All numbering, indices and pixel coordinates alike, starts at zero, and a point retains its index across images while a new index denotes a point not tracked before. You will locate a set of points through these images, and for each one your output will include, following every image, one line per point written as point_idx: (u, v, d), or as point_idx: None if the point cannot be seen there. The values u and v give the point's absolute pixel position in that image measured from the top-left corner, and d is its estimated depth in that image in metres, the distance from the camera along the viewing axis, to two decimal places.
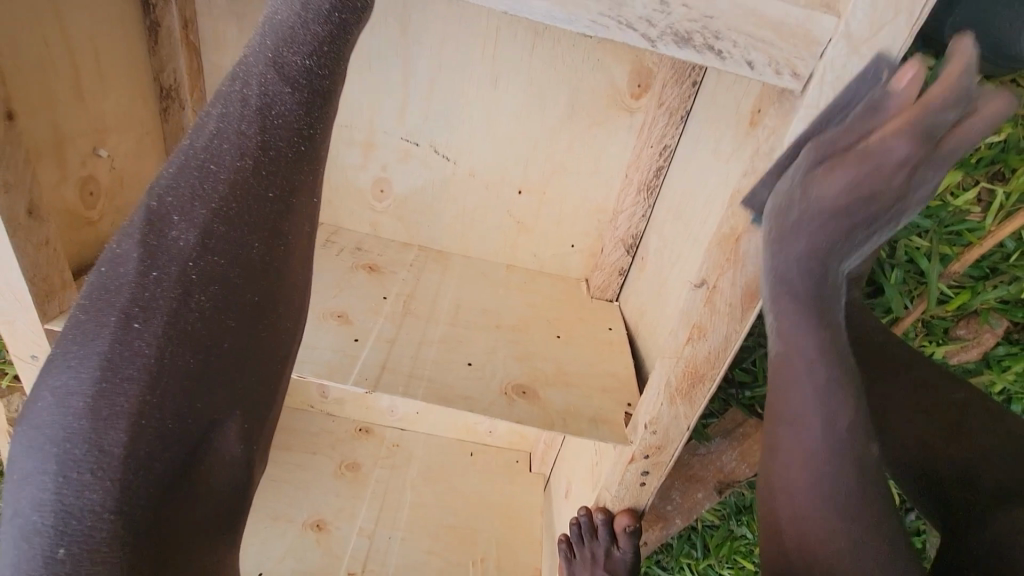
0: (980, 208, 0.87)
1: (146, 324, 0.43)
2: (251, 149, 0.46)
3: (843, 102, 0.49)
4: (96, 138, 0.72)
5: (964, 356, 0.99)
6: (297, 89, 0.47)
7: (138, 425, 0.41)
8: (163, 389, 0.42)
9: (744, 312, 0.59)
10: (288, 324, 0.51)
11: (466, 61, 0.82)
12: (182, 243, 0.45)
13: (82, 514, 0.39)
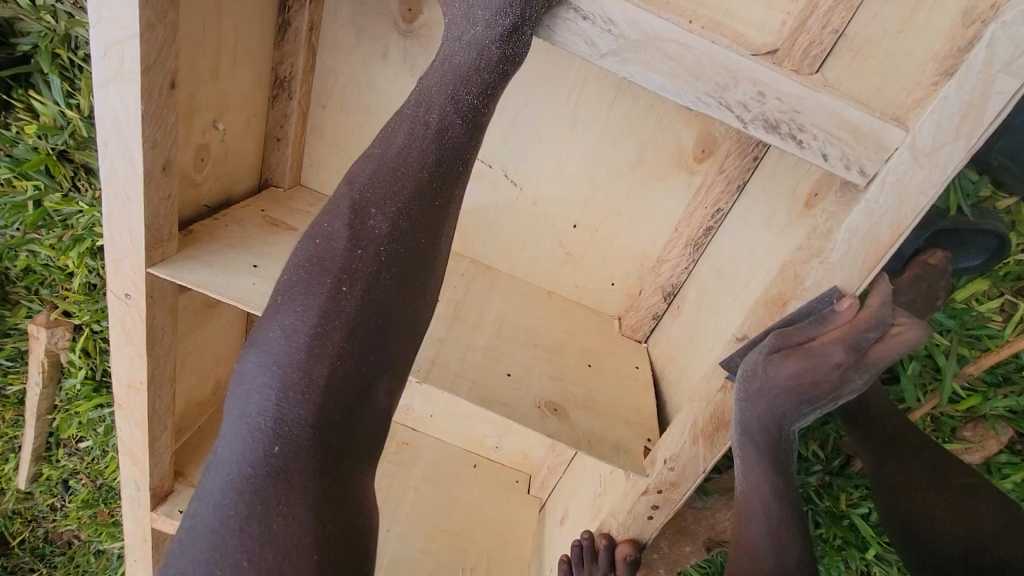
0: (1001, 317, 0.93)
1: (352, 287, 0.52)
2: (429, 164, 0.55)
3: (898, 200, 0.56)
4: (218, 112, 0.80)
5: (967, 458, 1.03)
6: (466, 121, 0.56)
7: (337, 364, 0.50)
8: (357, 339, 0.51)
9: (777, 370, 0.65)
10: (435, 306, 0.59)
11: (551, 102, 0.90)
12: (381, 227, 0.54)
13: (291, 426, 0.48)
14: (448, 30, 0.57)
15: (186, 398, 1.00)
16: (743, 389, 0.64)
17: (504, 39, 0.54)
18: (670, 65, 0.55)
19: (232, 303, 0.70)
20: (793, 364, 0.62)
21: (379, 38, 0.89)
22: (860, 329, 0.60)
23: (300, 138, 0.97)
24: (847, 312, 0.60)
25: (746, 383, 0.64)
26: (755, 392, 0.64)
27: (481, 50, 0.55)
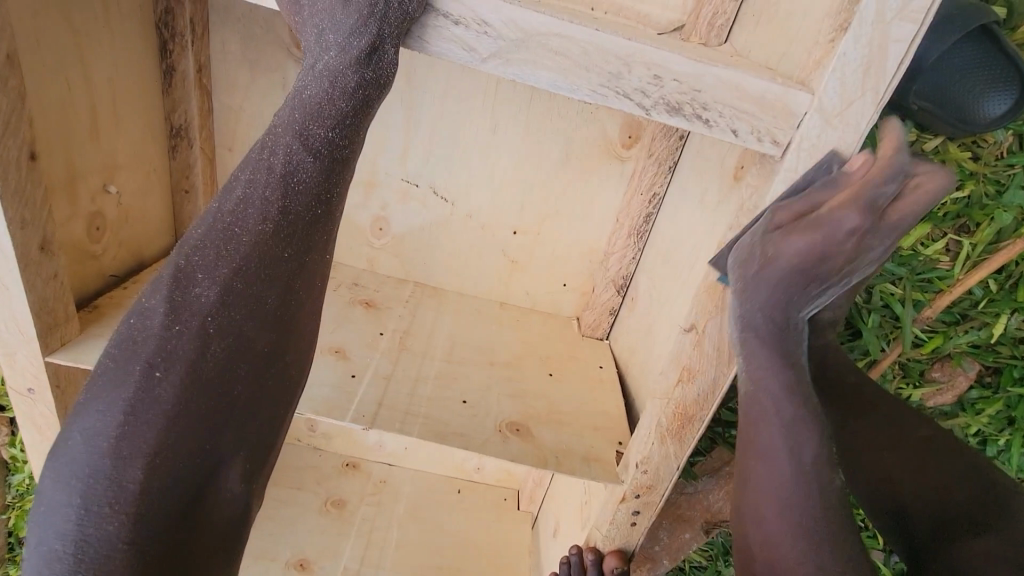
0: (948, 257, 0.93)
1: (168, 370, 0.47)
2: (273, 215, 0.51)
3: (816, 161, 0.54)
4: (107, 174, 0.74)
5: (940, 399, 1.03)
6: (318, 158, 0.51)
7: (151, 464, 0.45)
8: (177, 432, 0.46)
9: (731, 355, 0.62)
10: (296, 372, 0.55)
11: (467, 110, 0.87)
12: (204, 298, 0.49)
13: (97, 546, 0.43)
14: (303, 71, 0.54)
15: None
16: (742, 278, 0.56)
17: (358, 66, 0.51)
18: (559, 58, 0.51)
19: None
20: (797, 236, 0.52)
21: (276, 69, 0.84)
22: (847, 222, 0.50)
23: (211, 187, 0.91)
24: (861, 168, 0.51)
25: (748, 266, 0.55)
26: (764, 262, 0.54)
27: (333, 79, 0.51)
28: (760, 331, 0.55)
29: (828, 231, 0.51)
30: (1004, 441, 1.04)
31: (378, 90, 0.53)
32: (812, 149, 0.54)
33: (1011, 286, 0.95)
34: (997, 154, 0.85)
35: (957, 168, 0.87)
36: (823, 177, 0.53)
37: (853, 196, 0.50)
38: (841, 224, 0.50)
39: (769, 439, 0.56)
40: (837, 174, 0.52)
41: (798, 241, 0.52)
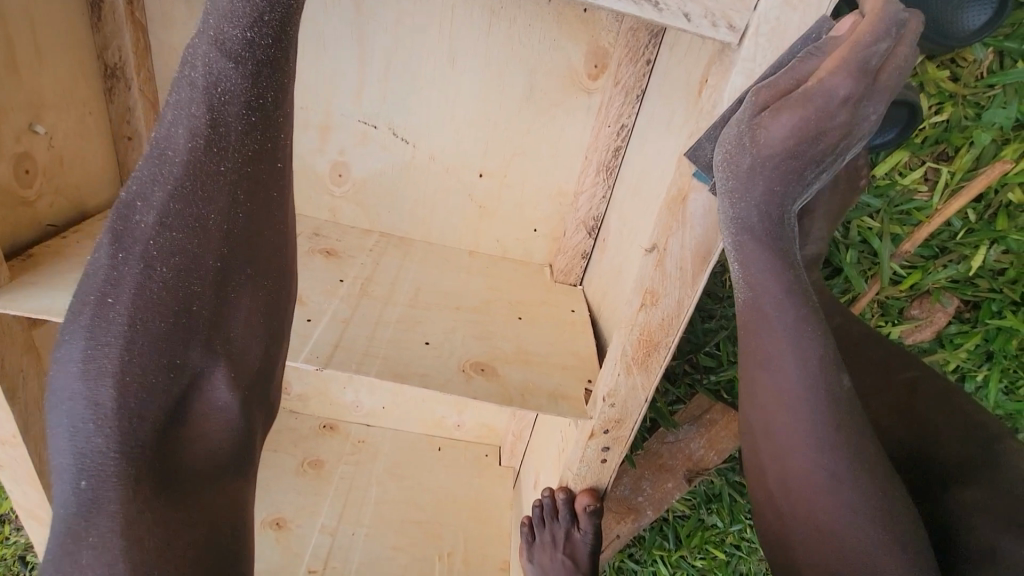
0: (927, 187, 0.90)
1: (118, 296, 0.48)
2: (202, 131, 0.48)
3: (778, 53, 0.52)
4: (33, 112, 0.69)
5: (919, 336, 1.02)
6: (240, 63, 0.47)
7: (138, 411, 0.48)
8: (152, 370, 0.48)
9: (695, 276, 0.59)
10: (265, 286, 0.55)
11: (423, 39, 0.81)
12: (144, 224, 0.49)
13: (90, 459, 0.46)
14: None
15: None
16: (730, 176, 0.52)
17: None
18: None
19: None
20: (775, 122, 0.49)
21: None
22: (836, 78, 0.48)
23: None
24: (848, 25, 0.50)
25: (732, 167, 0.52)
26: (746, 157, 0.51)
27: None
28: (758, 231, 0.53)
29: (818, 104, 0.48)
30: (982, 377, 1.05)
31: None
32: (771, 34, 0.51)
33: (990, 216, 0.93)
34: (977, 73, 0.81)
35: (935, 89, 0.83)
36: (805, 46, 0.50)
37: (844, 59, 0.47)
38: (806, 139, 0.50)
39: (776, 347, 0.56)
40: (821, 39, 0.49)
41: (782, 123, 0.49)
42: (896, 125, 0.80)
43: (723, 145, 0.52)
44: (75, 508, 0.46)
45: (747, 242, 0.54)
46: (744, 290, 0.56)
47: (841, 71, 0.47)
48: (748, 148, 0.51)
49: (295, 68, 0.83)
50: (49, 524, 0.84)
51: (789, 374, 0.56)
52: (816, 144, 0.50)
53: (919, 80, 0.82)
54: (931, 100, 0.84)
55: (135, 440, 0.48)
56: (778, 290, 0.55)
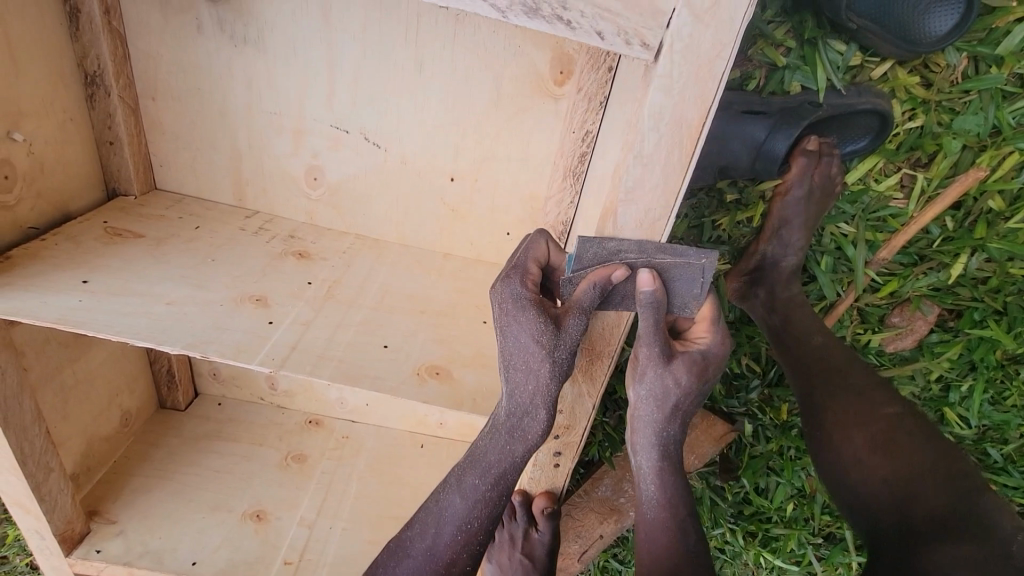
0: (902, 193, 0.89)
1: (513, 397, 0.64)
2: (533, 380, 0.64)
3: (697, 69, 0.52)
4: (11, 121, 0.73)
5: (900, 344, 1.00)
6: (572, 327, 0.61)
7: (457, 551, 0.68)
8: (486, 494, 0.67)
9: (630, 288, 0.64)
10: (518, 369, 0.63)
11: (389, 48, 0.83)
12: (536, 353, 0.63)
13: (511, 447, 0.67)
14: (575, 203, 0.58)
15: (88, 436, 0.99)
16: (658, 409, 0.69)
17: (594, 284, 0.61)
18: None
19: (49, 325, 0.67)
20: (682, 370, 0.67)
21: (185, 9, 0.80)
22: (718, 345, 0.68)
23: (137, 138, 0.89)
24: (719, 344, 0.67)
25: (659, 403, 0.69)
26: (670, 398, 0.68)
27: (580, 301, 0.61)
28: (670, 461, 0.73)
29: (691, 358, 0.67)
30: (967, 387, 1.03)
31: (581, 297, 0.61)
32: (687, 51, 0.52)
33: (970, 224, 0.91)
34: (950, 79, 0.80)
35: (906, 95, 0.82)
36: (688, 263, 0.61)
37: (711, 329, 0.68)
38: (705, 388, 0.69)
39: (663, 538, 0.73)
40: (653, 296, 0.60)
41: (684, 375, 0.67)
42: (868, 132, 0.83)
43: (651, 386, 0.68)
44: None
45: (663, 466, 0.73)
46: (659, 512, 0.74)
47: (719, 337, 0.67)
48: (671, 390, 0.68)
49: (267, 76, 0.85)
50: (35, 513, 0.87)
51: (686, 515, 0.74)
52: (709, 384, 0.70)
53: (889, 86, 0.81)
54: (903, 106, 0.82)
55: (409, 563, 0.68)
56: (680, 507, 0.74)
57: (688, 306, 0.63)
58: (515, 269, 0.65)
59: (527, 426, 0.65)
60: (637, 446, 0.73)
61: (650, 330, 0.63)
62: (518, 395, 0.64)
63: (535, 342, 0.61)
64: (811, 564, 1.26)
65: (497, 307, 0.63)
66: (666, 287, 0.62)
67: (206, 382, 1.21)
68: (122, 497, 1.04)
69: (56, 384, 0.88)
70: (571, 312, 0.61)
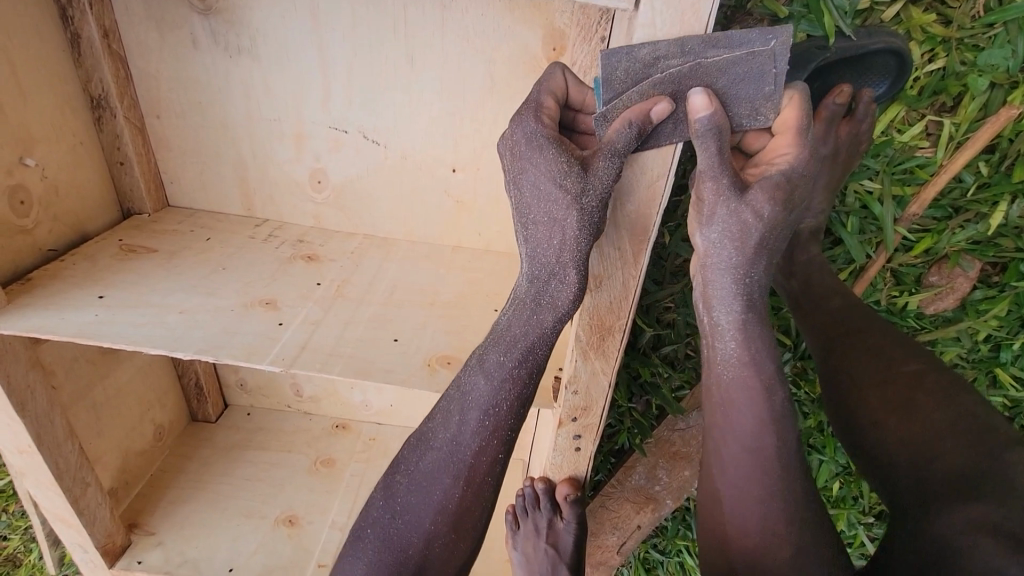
0: (929, 141, 0.84)
1: (503, 353, 0.63)
2: (536, 286, 0.60)
3: (681, 16, 0.51)
4: (22, 147, 0.76)
5: (940, 305, 0.94)
6: (585, 207, 0.55)
7: (482, 440, 0.66)
8: (513, 371, 0.63)
9: (635, 256, 0.61)
10: (521, 308, 0.62)
11: (380, 42, 0.82)
12: (546, 286, 0.60)
13: (498, 409, 0.65)
14: (543, 145, 0.56)
15: (123, 450, 1.02)
16: (736, 248, 0.56)
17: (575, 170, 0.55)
18: None
19: (68, 340, 0.68)
20: (761, 198, 0.55)
21: (179, 24, 0.81)
22: (804, 159, 0.54)
23: (146, 157, 0.91)
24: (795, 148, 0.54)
25: (737, 241, 0.56)
26: (750, 233, 0.55)
27: (582, 186, 0.55)
28: (750, 385, 0.62)
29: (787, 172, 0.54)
30: (1019, 345, 0.96)
31: (582, 181, 0.55)
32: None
33: (1007, 169, 0.85)
34: (972, 12, 0.75)
35: (923, 35, 0.77)
36: (750, 44, 0.51)
37: (788, 135, 0.55)
38: (783, 228, 0.57)
39: (728, 461, 0.65)
40: (714, 116, 0.51)
41: (756, 219, 0.55)
42: (886, 75, 0.77)
43: (724, 224, 0.56)
44: (414, 496, 0.68)
45: (748, 317, 0.59)
46: (745, 413, 0.62)
47: (806, 148, 0.54)
48: (751, 224, 0.55)
49: (262, 82, 0.86)
50: (76, 527, 0.90)
51: (772, 444, 0.62)
52: (794, 211, 0.57)
53: (904, 28, 0.76)
54: (921, 48, 0.77)
55: (429, 456, 0.68)
56: (769, 435, 0.62)
57: (758, 114, 0.54)
58: (529, 105, 0.60)
59: (555, 291, 0.60)
60: (712, 298, 0.60)
61: (711, 159, 0.53)
62: (539, 253, 0.59)
63: (554, 183, 0.55)
64: (863, 544, 1.20)
65: (510, 148, 0.58)
66: (724, 94, 0.53)
67: (234, 393, 1.23)
68: (160, 509, 1.06)
69: (87, 402, 0.91)
70: (600, 153, 0.54)
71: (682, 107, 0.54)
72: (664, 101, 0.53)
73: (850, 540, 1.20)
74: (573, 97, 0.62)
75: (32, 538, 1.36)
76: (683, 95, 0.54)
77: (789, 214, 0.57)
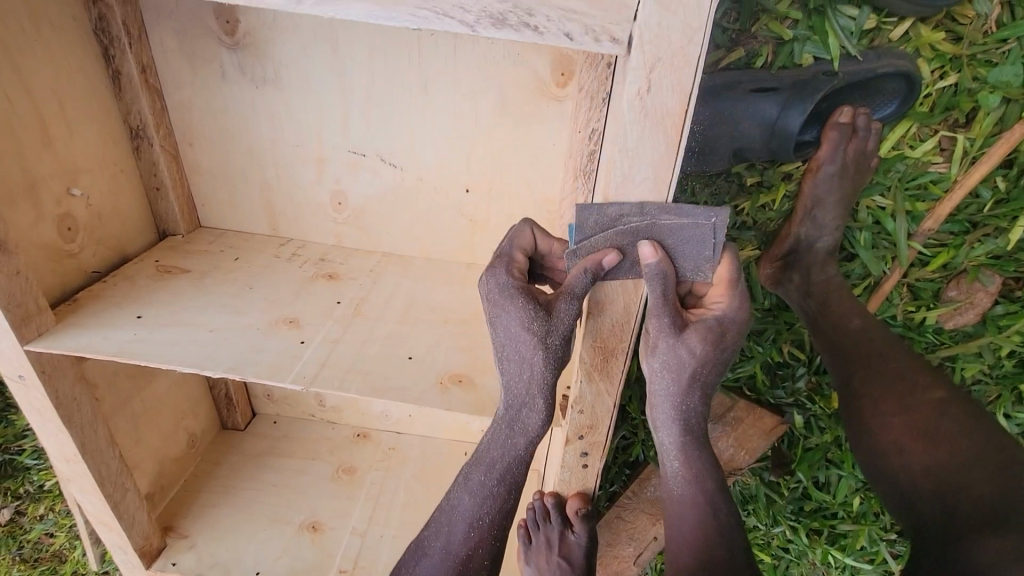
0: (943, 157, 0.83)
1: (490, 467, 0.68)
2: (511, 406, 0.65)
3: (671, 57, 0.51)
4: (69, 178, 0.83)
5: (960, 320, 0.93)
6: (549, 352, 0.62)
7: (489, 471, 0.69)
8: (493, 489, 0.69)
9: (636, 281, 0.63)
10: (510, 442, 0.66)
11: (396, 72, 0.86)
12: (516, 448, 0.66)
13: (490, 505, 0.70)
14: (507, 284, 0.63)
15: (159, 458, 1.08)
16: (674, 383, 0.68)
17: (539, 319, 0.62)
18: None
19: (109, 358, 0.74)
20: (694, 339, 0.65)
21: (209, 59, 0.87)
22: (737, 306, 0.65)
23: (179, 182, 0.97)
24: (726, 307, 0.65)
25: (674, 374, 0.67)
26: (686, 369, 0.66)
27: (547, 334, 0.61)
28: (692, 432, 0.72)
29: (707, 328, 0.65)
30: None
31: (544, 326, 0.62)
32: (659, 40, 0.51)
33: None
34: (982, 29, 0.75)
35: (933, 52, 0.77)
36: (700, 230, 0.59)
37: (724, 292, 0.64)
38: (719, 354, 0.66)
39: (678, 517, 0.76)
40: (650, 272, 0.59)
41: (696, 342, 0.65)
42: (896, 95, 0.78)
43: (665, 357, 0.66)
44: (440, 539, 0.72)
45: (685, 440, 0.71)
46: (686, 487, 0.75)
47: (738, 301, 0.65)
48: (683, 360, 0.66)
49: (287, 111, 0.91)
50: (116, 530, 0.96)
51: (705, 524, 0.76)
52: (729, 351, 0.67)
53: (913, 45, 0.76)
54: (931, 65, 0.77)
55: (449, 514, 0.72)
56: (705, 479, 0.75)
57: (700, 271, 0.62)
58: (501, 259, 0.67)
59: (528, 417, 0.65)
60: (656, 423, 0.72)
61: (659, 303, 0.62)
62: (513, 386, 0.64)
63: (525, 329, 0.61)
64: (886, 561, 1.17)
65: (486, 297, 0.65)
66: (671, 243, 0.60)
67: (261, 403, 1.29)
68: (192, 513, 1.12)
69: (127, 412, 0.97)
70: (563, 298, 0.61)
71: (680, 142, 0.56)
72: (661, 136, 0.55)
73: (873, 557, 1.17)
74: (541, 250, 0.69)
75: (76, 536, 1.44)
76: (680, 131, 0.55)
77: (724, 341, 0.66)
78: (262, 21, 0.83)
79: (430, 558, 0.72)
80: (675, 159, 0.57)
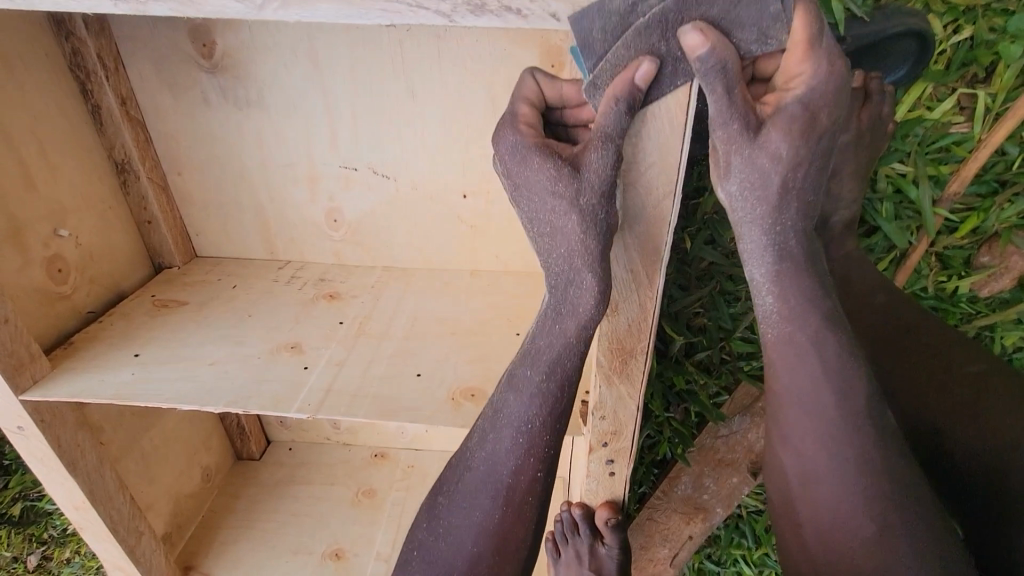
0: (964, 116, 0.79)
1: (536, 404, 0.62)
2: (554, 300, 0.57)
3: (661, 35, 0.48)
4: (56, 220, 0.81)
5: (995, 287, 0.88)
6: (583, 217, 0.53)
7: (520, 459, 0.64)
8: (539, 416, 0.62)
9: (649, 278, 0.59)
10: (549, 361, 0.60)
11: (381, 80, 0.82)
12: (562, 383, 0.61)
13: (534, 443, 0.63)
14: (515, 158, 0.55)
15: (174, 495, 1.05)
16: (759, 201, 0.51)
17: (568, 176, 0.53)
18: None
19: (108, 402, 0.71)
20: (777, 137, 0.49)
21: (190, 84, 0.84)
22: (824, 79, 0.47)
23: (170, 213, 0.94)
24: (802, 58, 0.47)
25: (760, 192, 0.50)
26: (772, 180, 0.50)
27: (580, 199, 0.53)
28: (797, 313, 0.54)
29: (790, 116, 0.48)
30: None
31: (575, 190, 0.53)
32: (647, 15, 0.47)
33: None
34: None
35: (944, 6, 0.72)
36: None
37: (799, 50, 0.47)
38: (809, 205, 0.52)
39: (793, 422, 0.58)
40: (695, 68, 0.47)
41: (782, 138, 0.48)
42: (906, 59, 0.73)
43: (744, 175, 0.50)
44: (469, 515, 0.67)
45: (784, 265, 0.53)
46: (785, 324, 0.55)
47: (825, 62, 0.47)
48: (770, 169, 0.49)
49: (274, 130, 0.88)
50: None
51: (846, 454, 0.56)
52: (825, 138, 0.50)
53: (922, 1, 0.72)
54: (943, 20, 0.73)
55: (474, 475, 0.66)
56: (823, 390, 0.56)
57: (767, 39, 0.47)
58: (506, 116, 0.58)
59: (578, 296, 0.56)
60: (743, 252, 0.54)
61: (726, 105, 0.48)
62: (556, 261, 0.55)
63: (552, 193, 0.53)
64: None
65: (505, 175, 0.56)
66: (725, 27, 0.47)
67: (275, 430, 1.25)
68: (213, 550, 1.09)
69: (137, 454, 0.95)
70: (592, 146, 0.51)
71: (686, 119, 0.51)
72: (664, 116, 0.51)
73: None
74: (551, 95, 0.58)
75: None
76: (684, 109, 0.51)
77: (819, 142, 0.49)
78: (241, 39, 0.81)
79: (452, 533, 0.67)
80: (682, 140, 0.52)
